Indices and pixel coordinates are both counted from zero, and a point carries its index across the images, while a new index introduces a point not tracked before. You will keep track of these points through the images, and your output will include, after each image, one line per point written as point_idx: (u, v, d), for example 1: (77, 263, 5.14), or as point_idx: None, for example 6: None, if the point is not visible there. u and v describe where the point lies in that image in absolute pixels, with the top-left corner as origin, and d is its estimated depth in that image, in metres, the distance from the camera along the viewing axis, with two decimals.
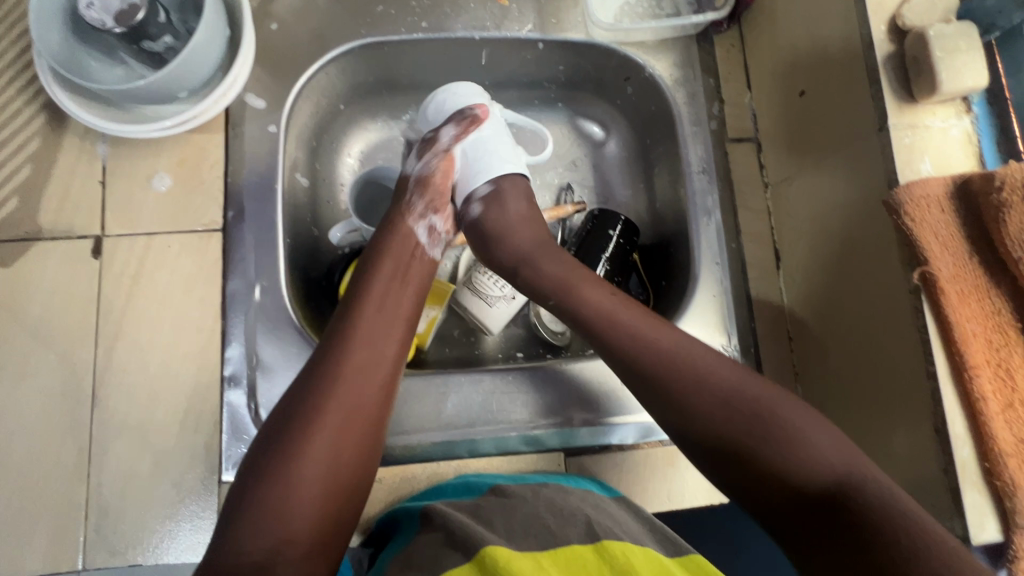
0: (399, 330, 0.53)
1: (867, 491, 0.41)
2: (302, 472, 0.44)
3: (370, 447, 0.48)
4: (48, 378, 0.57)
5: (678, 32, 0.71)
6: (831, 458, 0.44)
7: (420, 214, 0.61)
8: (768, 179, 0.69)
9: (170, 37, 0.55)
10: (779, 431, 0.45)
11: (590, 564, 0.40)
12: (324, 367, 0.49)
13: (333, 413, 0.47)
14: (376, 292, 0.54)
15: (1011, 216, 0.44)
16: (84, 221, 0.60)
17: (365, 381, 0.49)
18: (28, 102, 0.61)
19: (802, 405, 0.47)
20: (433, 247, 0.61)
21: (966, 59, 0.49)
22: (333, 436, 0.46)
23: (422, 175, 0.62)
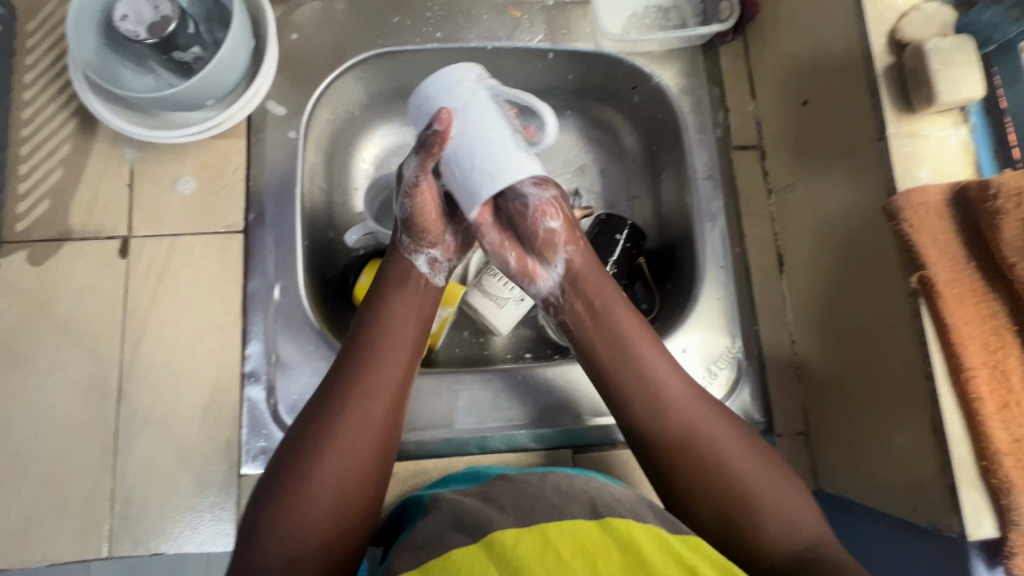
0: (405, 364, 0.53)
1: (825, 561, 0.45)
2: (310, 509, 0.45)
3: (377, 480, 0.49)
4: (77, 373, 0.60)
5: (684, 43, 0.73)
6: (796, 528, 0.47)
7: (416, 248, 0.58)
8: (772, 186, 0.71)
9: (198, 48, 0.58)
10: (747, 481, 0.48)
11: (596, 539, 0.43)
12: (335, 388, 0.50)
13: (340, 450, 0.48)
14: (386, 328, 0.54)
15: (1006, 222, 0.46)
16: (112, 222, 0.63)
17: (371, 419, 0.49)
18: (61, 108, 0.64)
19: (778, 476, 0.49)
20: (437, 276, 0.58)
21: (963, 70, 0.50)
22: (339, 475, 0.47)
23: (405, 220, 0.56)
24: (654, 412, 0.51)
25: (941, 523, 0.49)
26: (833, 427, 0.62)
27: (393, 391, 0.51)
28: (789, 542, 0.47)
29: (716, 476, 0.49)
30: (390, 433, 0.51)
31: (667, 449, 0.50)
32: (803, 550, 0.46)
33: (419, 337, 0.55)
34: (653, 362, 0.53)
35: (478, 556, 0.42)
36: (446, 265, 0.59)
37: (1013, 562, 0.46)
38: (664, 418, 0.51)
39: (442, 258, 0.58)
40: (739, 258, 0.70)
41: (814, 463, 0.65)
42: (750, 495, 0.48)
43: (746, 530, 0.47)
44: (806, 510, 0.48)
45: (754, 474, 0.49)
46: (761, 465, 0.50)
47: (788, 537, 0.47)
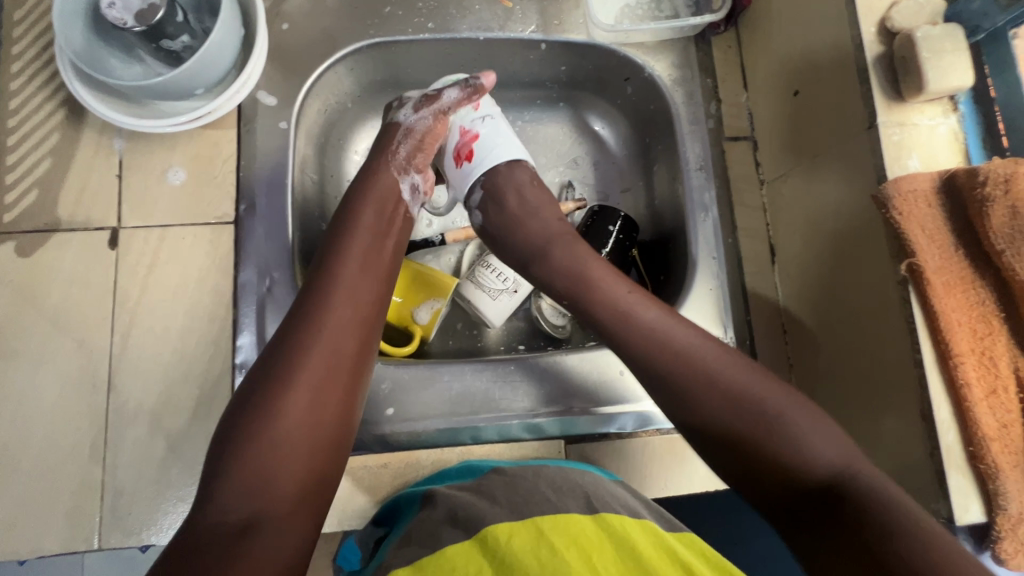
0: (371, 293, 0.55)
1: (860, 484, 0.46)
2: (281, 433, 0.46)
3: (347, 407, 0.50)
4: (67, 364, 0.59)
5: (676, 33, 0.73)
6: (827, 458, 0.48)
7: (403, 169, 0.63)
8: (764, 177, 0.71)
9: (187, 36, 0.57)
10: (784, 422, 0.49)
11: (590, 534, 0.43)
12: (296, 327, 0.51)
13: (308, 374, 0.49)
14: (354, 259, 0.55)
15: (994, 210, 0.46)
16: (101, 213, 0.62)
17: (336, 345, 0.51)
18: (49, 98, 0.63)
19: (808, 411, 0.50)
20: (414, 205, 0.64)
21: (952, 59, 0.51)
22: (309, 398, 0.48)
23: (412, 128, 0.63)
24: (665, 361, 0.54)
25: (929, 509, 0.50)
26: (823, 416, 0.63)
27: (360, 321, 0.53)
28: (818, 473, 0.47)
29: (740, 412, 0.50)
30: (359, 363, 0.52)
31: (692, 393, 0.52)
32: (832, 478, 0.47)
33: (384, 268, 0.57)
34: (647, 325, 0.55)
35: (471, 552, 0.42)
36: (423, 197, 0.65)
37: (999, 545, 0.47)
38: (672, 363, 0.53)
39: (422, 188, 0.65)
40: (731, 249, 0.71)
41: None
42: (790, 439, 0.49)
43: (790, 473, 0.48)
44: (832, 439, 0.48)
45: (788, 411, 0.50)
46: (788, 399, 0.51)
47: (821, 470, 0.47)
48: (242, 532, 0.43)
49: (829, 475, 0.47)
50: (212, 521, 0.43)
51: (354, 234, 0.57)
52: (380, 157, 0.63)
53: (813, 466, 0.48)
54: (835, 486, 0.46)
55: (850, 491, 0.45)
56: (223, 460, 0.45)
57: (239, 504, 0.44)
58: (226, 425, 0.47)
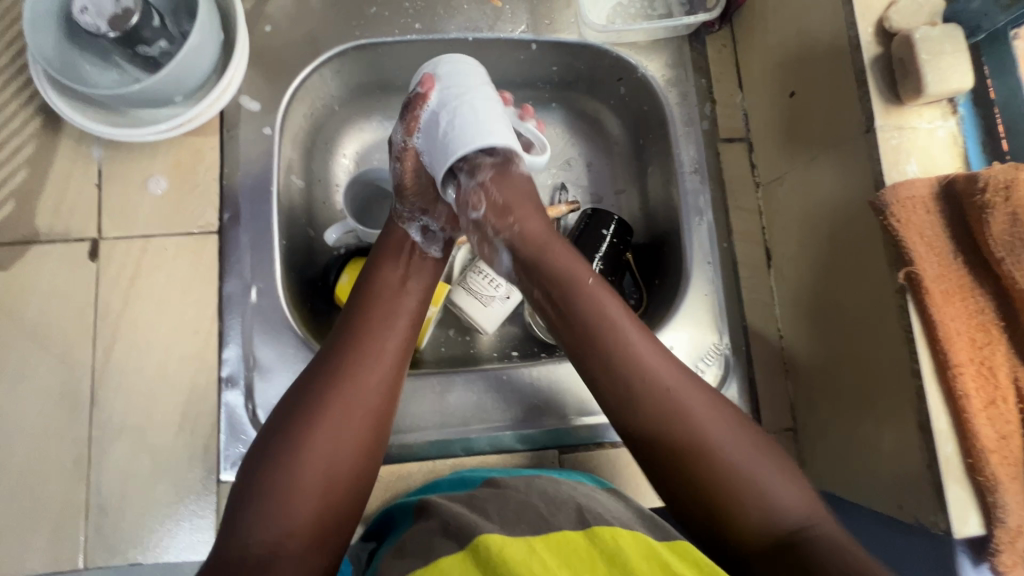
0: (405, 326, 0.54)
1: (816, 544, 0.43)
2: (302, 468, 0.45)
3: (371, 443, 0.49)
4: (48, 380, 0.58)
5: (669, 33, 0.71)
6: (790, 506, 0.45)
7: (409, 216, 0.60)
8: (759, 179, 0.70)
9: (164, 41, 0.56)
10: (749, 470, 0.46)
11: (581, 550, 0.42)
12: (336, 355, 0.51)
13: (336, 407, 0.48)
14: (389, 291, 0.55)
15: (994, 217, 0.45)
16: (81, 224, 0.61)
17: (367, 377, 0.50)
18: (24, 106, 0.61)
19: (780, 461, 0.48)
20: (429, 247, 0.60)
21: (950, 61, 0.49)
22: (343, 428, 0.48)
23: (393, 180, 0.59)
24: (642, 393, 0.49)
25: (927, 521, 0.49)
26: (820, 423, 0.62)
27: (394, 353, 0.52)
28: (777, 524, 0.45)
29: (711, 463, 0.46)
30: (391, 398, 0.51)
31: (668, 431, 0.48)
32: (793, 531, 0.44)
33: (419, 300, 0.57)
34: (623, 344, 0.50)
35: (465, 563, 0.41)
36: (439, 237, 0.60)
37: (997, 558, 0.46)
38: (647, 391, 0.49)
39: (432, 229, 0.60)
40: (726, 253, 0.69)
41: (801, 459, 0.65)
42: (756, 488, 0.46)
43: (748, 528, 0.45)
44: (795, 490, 0.46)
45: (752, 461, 0.47)
46: (751, 446, 0.47)
47: (780, 523, 0.45)
48: (267, 562, 0.42)
49: (787, 529, 0.44)
50: (237, 549, 0.43)
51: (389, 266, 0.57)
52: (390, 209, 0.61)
53: (778, 518, 0.45)
54: (789, 540, 0.44)
55: (811, 548, 0.43)
56: (253, 495, 0.44)
57: (267, 536, 0.43)
58: (251, 456, 0.47)
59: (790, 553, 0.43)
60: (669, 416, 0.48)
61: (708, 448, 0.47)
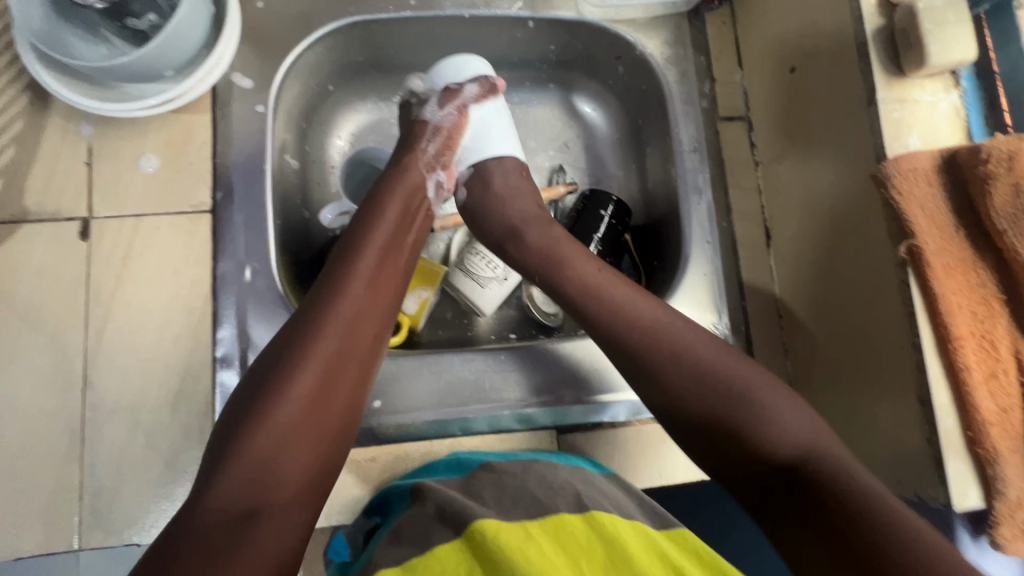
0: (395, 274, 0.55)
1: (823, 466, 0.45)
2: (290, 410, 0.46)
3: (362, 387, 0.50)
4: (40, 361, 0.57)
5: (669, 10, 0.70)
6: (798, 434, 0.47)
7: (430, 164, 0.62)
8: (759, 158, 0.69)
9: (154, 15, 0.57)
10: (753, 402, 0.49)
11: (579, 537, 0.42)
12: (316, 310, 0.50)
13: (327, 350, 0.48)
14: (379, 239, 0.55)
15: (997, 189, 0.44)
16: (72, 203, 0.60)
17: (359, 322, 0.51)
18: (11, 82, 0.60)
19: (786, 392, 0.50)
20: (437, 202, 0.63)
21: (954, 31, 0.49)
22: (318, 385, 0.47)
23: (440, 125, 0.63)
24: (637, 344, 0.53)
25: (927, 495, 0.49)
26: (820, 401, 0.61)
27: (383, 299, 0.53)
28: (783, 453, 0.46)
29: (705, 392, 0.50)
30: (381, 343, 0.52)
31: (663, 365, 0.51)
32: (799, 459, 0.46)
33: (407, 253, 0.57)
34: (614, 301, 0.55)
35: (459, 550, 0.41)
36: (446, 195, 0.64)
37: (996, 531, 0.46)
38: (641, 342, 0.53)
39: (446, 185, 0.63)
40: (725, 233, 0.69)
41: None
42: (761, 417, 0.48)
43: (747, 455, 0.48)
44: (803, 422, 0.48)
45: (758, 393, 0.49)
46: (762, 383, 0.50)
47: (786, 452, 0.46)
48: (243, 520, 0.42)
49: (797, 455, 0.46)
50: (211, 512, 0.41)
51: (378, 217, 0.56)
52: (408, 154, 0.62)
53: (781, 445, 0.47)
54: (800, 467, 0.45)
55: (817, 475, 0.44)
56: (226, 446, 0.44)
57: (240, 492, 0.43)
58: (232, 409, 0.46)
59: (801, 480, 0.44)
60: (667, 356, 0.52)
61: (703, 380, 0.50)
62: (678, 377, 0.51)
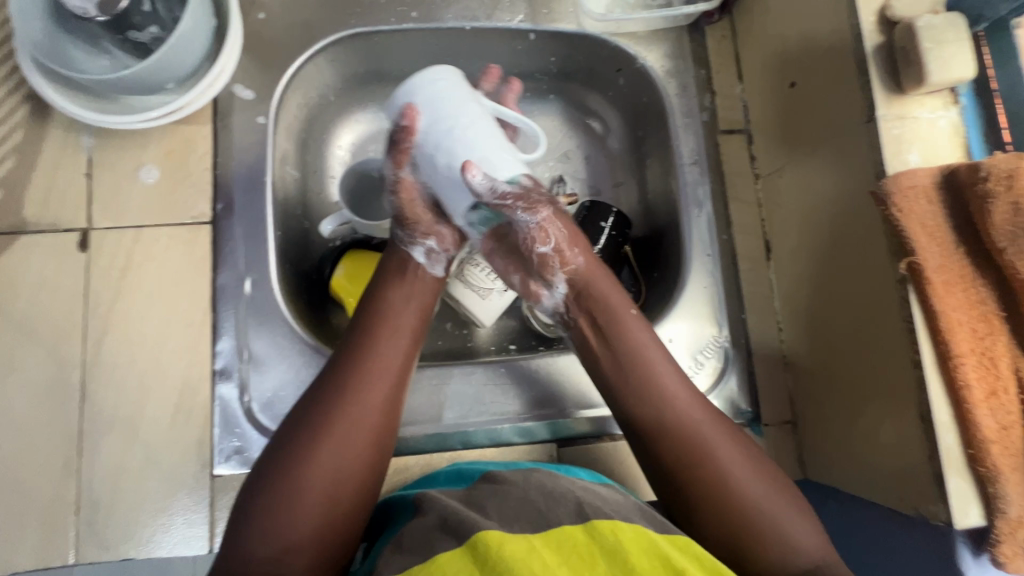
0: (407, 355, 0.53)
1: None
2: (299, 504, 0.44)
3: (372, 475, 0.48)
4: (37, 373, 0.57)
5: (669, 23, 0.71)
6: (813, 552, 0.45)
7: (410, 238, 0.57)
8: (759, 170, 0.69)
9: (156, 27, 0.55)
10: (772, 511, 0.46)
11: (580, 545, 0.41)
12: (339, 379, 0.49)
13: (334, 438, 0.46)
14: (390, 319, 0.53)
15: (996, 207, 0.44)
16: (71, 214, 0.60)
17: (367, 407, 0.48)
18: (11, 92, 0.60)
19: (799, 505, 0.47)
20: (434, 266, 0.58)
21: (954, 49, 0.49)
22: (337, 458, 0.46)
23: (396, 214, 0.57)
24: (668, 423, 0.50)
25: (927, 512, 0.49)
26: (820, 415, 0.61)
27: (393, 379, 0.51)
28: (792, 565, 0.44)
29: (732, 501, 0.47)
30: (392, 427, 0.50)
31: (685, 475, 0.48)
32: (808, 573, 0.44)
33: (420, 327, 0.55)
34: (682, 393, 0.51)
35: (462, 558, 0.41)
36: (444, 255, 0.58)
37: (996, 548, 0.46)
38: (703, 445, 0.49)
39: (438, 248, 0.57)
40: (725, 245, 0.69)
41: (801, 452, 0.65)
42: (772, 526, 0.46)
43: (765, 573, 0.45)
44: (813, 533, 0.46)
45: (773, 503, 0.47)
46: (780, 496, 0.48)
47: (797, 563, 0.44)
48: None
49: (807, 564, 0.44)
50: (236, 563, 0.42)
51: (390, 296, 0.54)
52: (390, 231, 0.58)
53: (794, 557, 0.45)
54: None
55: None
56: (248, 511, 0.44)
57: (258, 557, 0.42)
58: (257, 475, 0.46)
59: None
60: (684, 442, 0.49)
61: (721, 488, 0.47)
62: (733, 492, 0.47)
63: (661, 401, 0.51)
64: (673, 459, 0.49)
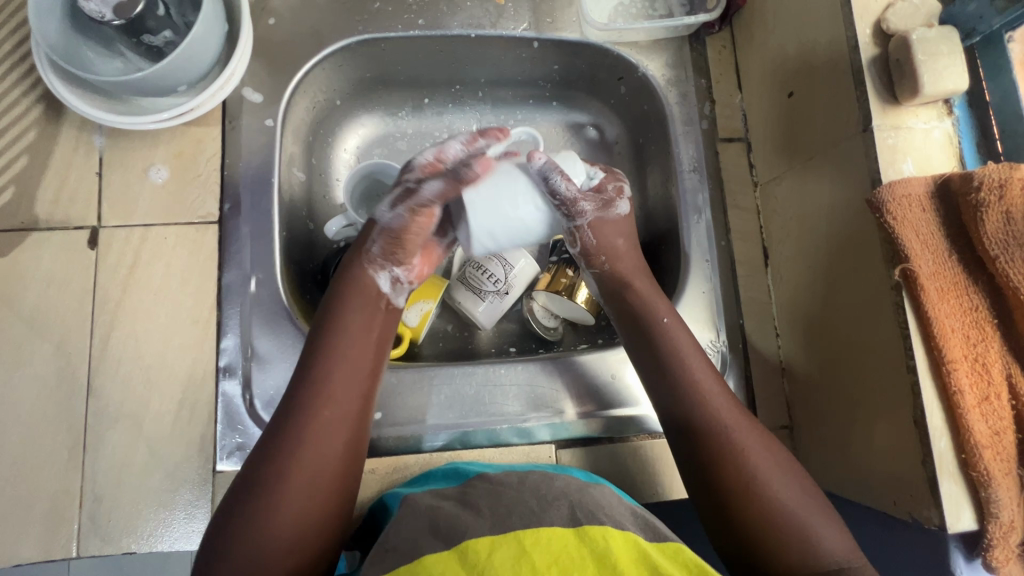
0: (363, 387, 0.53)
1: None
2: (263, 553, 0.44)
3: (336, 511, 0.48)
4: (44, 367, 0.57)
5: (670, 33, 0.72)
6: (834, 548, 0.47)
7: (381, 263, 0.58)
8: (757, 178, 0.70)
9: (169, 31, 0.56)
10: (798, 514, 0.48)
11: (569, 547, 0.42)
12: (292, 419, 0.49)
13: (294, 482, 0.46)
14: (346, 353, 0.53)
15: (988, 216, 0.46)
16: (81, 212, 0.61)
17: (325, 446, 0.49)
18: (26, 93, 0.61)
19: (813, 503, 0.49)
20: (396, 297, 0.59)
21: (947, 62, 0.50)
22: (298, 500, 0.46)
23: (391, 229, 0.58)
24: (704, 426, 0.53)
25: (921, 516, 0.49)
26: (817, 421, 0.62)
27: (350, 413, 0.51)
28: (818, 564, 0.47)
29: (761, 500, 0.49)
30: (352, 461, 0.50)
31: (718, 475, 0.51)
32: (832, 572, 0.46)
33: (378, 356, 0.55)
34: (697, 377, 0.55)
35: (449, 561, 0.41)
36: (407, 287, 0.60)
37: (990, 553, 0.46)
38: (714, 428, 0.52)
39: (404, 279, 0.59)
40: (724, 251, 0.70)
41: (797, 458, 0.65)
42: (800, 529, 0.48)
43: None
44: (836, 534, 0.48)
45: (802, 505, 0.49)
46: (800, 494, 0.50)
47: (821, 564, 0.47)
48: None
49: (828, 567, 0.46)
50: None
51: (347, 328, 0.54)
52: (355, 251, 0.59)
53: (820, 558, 0.47)
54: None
55: None
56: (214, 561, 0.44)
57: None
58: (219, 524, 0.46)
59: None
60: (722, 441, 0.52)
61: (752, 488, 0.49)
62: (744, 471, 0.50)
63: (702, 403, 0.54)
64: (706, 459, 0.52)
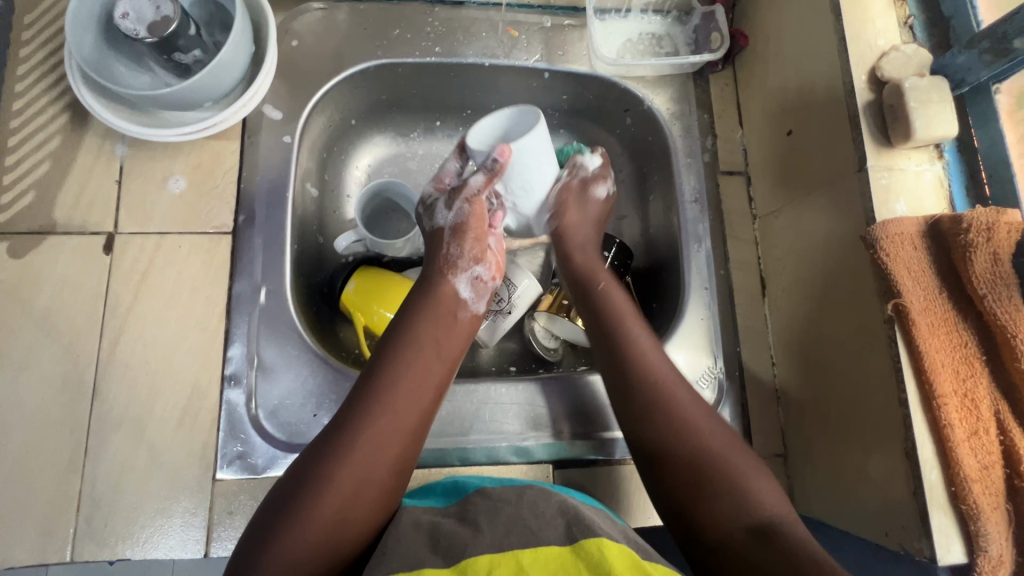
0: (425, 402, 0.53)
1: (788, 536, 0.45)
2: (300, 542, 0.44)
3: (394, 483, 0.50)
4: (50, 368, 0.58)
5: (676, 69, 0.75)
6: (767, 505, 0.48)
7: (464, 267, 0.62)
8: (757, 211, 0.73)
9: (199, 51, 0.59)
10: (728, 464, 0.50)
11: (566, 564, 0.42)
12: (387, 361, 0.54)
13: (383, 417, 0.51)
14: (413, 362, 0.54)
15: (976, 257, 0.48)
16: (98, 218, 0.62)
17: (380, 454, 0.49)
18: (53, 101, 0.64)
19: (754, 462, 0.51)
20: (477, 300, 0.62)
21: (937, 110, 0.53)
22: (385, 432, 0.50)
23: (456, 224, 0.63)
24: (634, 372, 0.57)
25: (912, 548, 0.50)
26: (812, 450, 0.63)
27: (409, 426, 0.52)
28: (751, 516, 0.47)
29: (685, 440, 0.52)
30: (403, 471, 0.51)
31: (660, 418, 0.54)
32: (766, 524, 0.46)
33: (443, 379, 0.56)
34: (634, 339, 0.59)
35: None
36: (490, 284, 0.64)
37: None
38: (644, 374, 0.56)
39: (485, 277, 0.63)
40: (722, 279, 0.72)
41: (791, 486, 0.66)
42: (733, 469, 0.50)
43: (722, 512, 0.48)
44: (771, 489, 0.49)
45: (730, 459, 0.51)
46: (741, 457, 0.51)
47: (756, 513, 0.47)
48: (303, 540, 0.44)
49: (762, 518, 0.47)
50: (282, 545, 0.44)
51: (416, 343, 0.56)
52: (434, 264, 0.63)
53: (755, 512, 0.47)
54: (764, 528, 0.46)
55: (781, 536, 0.45)
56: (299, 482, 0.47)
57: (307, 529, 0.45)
58: (310, 453, 0.49)
59: (765, 537, 0.46)
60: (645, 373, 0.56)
61: (685, 435, 0.52)
62: (678, 415, 0.54)
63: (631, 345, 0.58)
64: (638, 392, 0.55)
